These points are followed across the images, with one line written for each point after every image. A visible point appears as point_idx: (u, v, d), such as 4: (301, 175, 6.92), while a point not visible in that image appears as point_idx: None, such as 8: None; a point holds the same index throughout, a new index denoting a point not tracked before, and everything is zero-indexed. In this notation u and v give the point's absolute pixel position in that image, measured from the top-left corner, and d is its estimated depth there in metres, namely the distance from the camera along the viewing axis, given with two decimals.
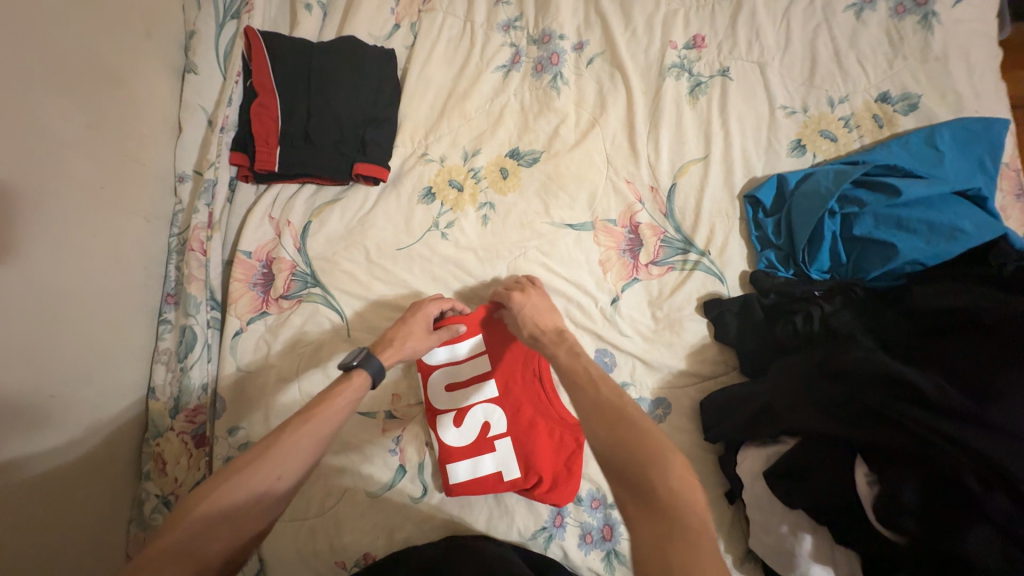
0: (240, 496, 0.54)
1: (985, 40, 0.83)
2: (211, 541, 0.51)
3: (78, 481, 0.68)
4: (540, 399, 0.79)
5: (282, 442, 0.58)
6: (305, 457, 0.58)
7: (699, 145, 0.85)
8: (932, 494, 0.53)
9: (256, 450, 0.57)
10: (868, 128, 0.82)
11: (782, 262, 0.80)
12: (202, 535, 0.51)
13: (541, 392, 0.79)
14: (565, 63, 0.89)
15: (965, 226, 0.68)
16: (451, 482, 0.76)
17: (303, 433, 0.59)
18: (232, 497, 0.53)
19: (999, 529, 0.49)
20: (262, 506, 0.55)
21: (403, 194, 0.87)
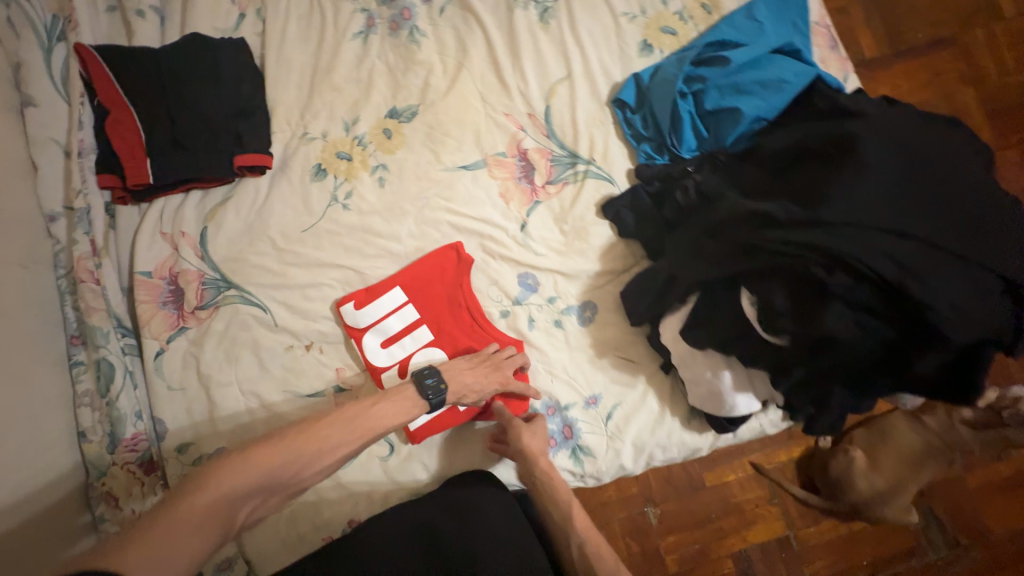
0: (287, 470, 0.59)
1: None
2: (243, 504, 0.56)
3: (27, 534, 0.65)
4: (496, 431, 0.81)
5: (339, 430, 0.64)
6: (339, 451, 0.64)
7: (560, 66, 0.91)
8: (797, 292, 0.60)
9: (320, 430, 0.63)
10: (700, 17, 0.91)
11: (657, 151, 0.88)
12: (239, 498, 0.55)
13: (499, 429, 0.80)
14: (418, 16, 0.92)
15: (788, 77, 0.78)
16: (412, 429, 0.80)
17: (361, 430, 0.66)
18: (280, 470, 0.58)
19: (846, 302, 0.57)
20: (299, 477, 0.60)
21: (294, 176, 0.87)
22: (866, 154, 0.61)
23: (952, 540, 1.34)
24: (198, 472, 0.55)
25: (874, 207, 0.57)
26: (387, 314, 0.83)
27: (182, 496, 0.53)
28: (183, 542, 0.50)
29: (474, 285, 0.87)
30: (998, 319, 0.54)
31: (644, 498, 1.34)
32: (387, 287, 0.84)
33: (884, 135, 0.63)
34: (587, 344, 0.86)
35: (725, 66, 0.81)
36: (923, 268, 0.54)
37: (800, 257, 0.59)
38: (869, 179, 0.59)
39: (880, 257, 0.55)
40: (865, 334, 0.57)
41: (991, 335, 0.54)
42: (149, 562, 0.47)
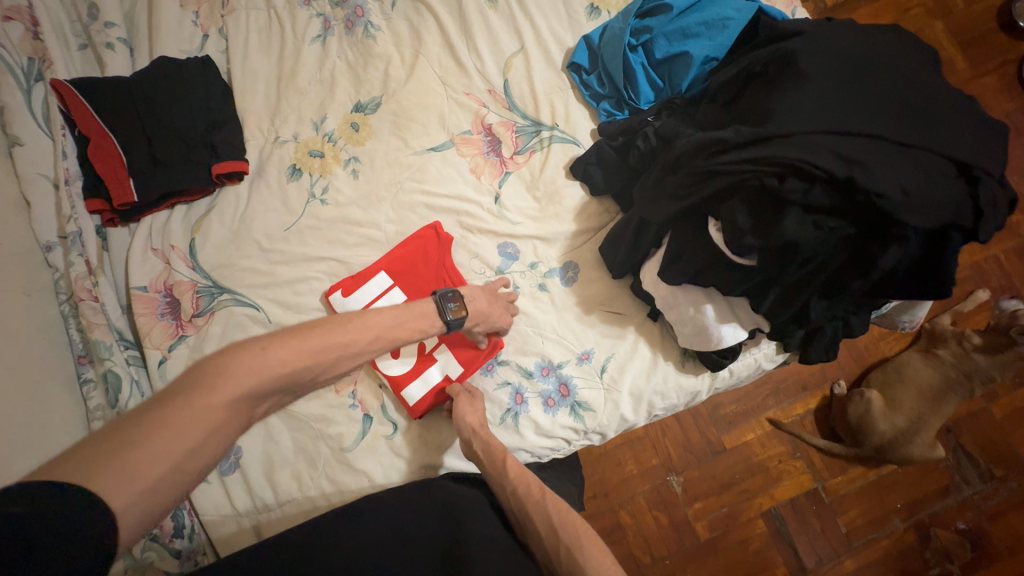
0: (305, 372, 0.56)
1: None
2: (259, 402, 0.52)
3: None
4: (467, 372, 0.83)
5: (355, 336, 0.61)
6: (351, 358, 0.61)
7: (514, 40, 0.94)
8: (755, 207, 0.63)
9: (336, 334, 0.59)
10: None
11: (617, 107, 0.90)
12: (256, 399, 0.51)
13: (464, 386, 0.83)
14: (371, 12, 0.95)
15: (731, 13, 0.80)
16: (411, 405, 0.83)
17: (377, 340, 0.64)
18: (297, 370, 0.55)
19: (802, 206, 0.59)
20: (317, 379, 0.58)
21: (271, 179, 0.90)
22: (806, 66, 0.63)
23: (986, 471, 1.31)
24: (213, 366, 0.50)
25: (817, 112, 0.60)
26: (376, 298, 0.85)
27: (200, 391, 0.48)
28: (206, 438, 0.47)
29: (456, 258, 0.90)
30: (950, 201, 0.56)
31: (666, 468, 1.31)
32: (372, 270, 0.86)
33: (823, 48, 0.65)
34: (573, 303, 0.88)
35: (669, 14, 0.83)
36: (869, 161, 0.56)
37: (752, 170, 0.61)
38: (810, 88, 0.62)
39: (828, 156, 0.57)
40: (824, 232, 0.59)
41: (945, 216, 0.57)
42: (174, 450, 0.44)
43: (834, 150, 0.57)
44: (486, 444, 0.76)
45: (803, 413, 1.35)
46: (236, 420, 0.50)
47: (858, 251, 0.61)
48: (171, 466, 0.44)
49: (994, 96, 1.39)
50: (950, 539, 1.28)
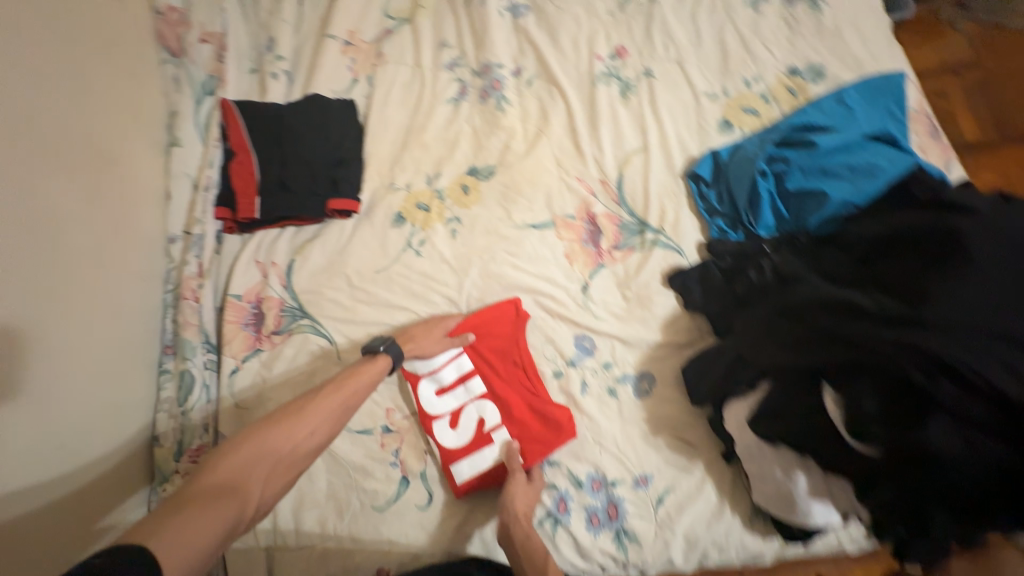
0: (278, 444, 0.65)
1: (868, 12, 0.95)
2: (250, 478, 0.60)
3: (98, 515, 0.73)
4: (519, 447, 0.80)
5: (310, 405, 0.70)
6: (332, 421, 0.71)
7: (637, 138, 0.94)
8: (892, 397, 0.56)
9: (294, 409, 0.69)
10: (784, 99, 0.91)
11: (731, 226, 0.86)
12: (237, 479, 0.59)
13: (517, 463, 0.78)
14: (507, 87, 1.00)
15: (882, 163, 0.75)
16: (457, 482, 0.79)
17: (337, 395, 0.73)
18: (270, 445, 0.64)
19: (951, 415, 0.52)
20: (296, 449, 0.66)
21: (376, 221, 0.94)
22: (977, 252, 0.57)
23: None
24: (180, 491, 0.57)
25: (986, 314, 0.54)
26: (444, 363, 0.85)
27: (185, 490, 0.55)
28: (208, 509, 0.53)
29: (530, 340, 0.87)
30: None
31: None
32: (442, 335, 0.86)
33: (1000, 233, 0.58)
34: (641, 417, 0.82)
35: (812, 149, 0.79)
36: None
37: (895, 356, 0.55)
38: (979, 282, 0.56)
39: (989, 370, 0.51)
40: (975, 453, 0.51)
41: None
42: (178, 527, 0.49)
43: (997, 366, 0.52)
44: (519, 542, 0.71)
45: None
46: (244, 491, 0.58)
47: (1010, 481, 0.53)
48: (196, 538, 0.49)
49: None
50: None
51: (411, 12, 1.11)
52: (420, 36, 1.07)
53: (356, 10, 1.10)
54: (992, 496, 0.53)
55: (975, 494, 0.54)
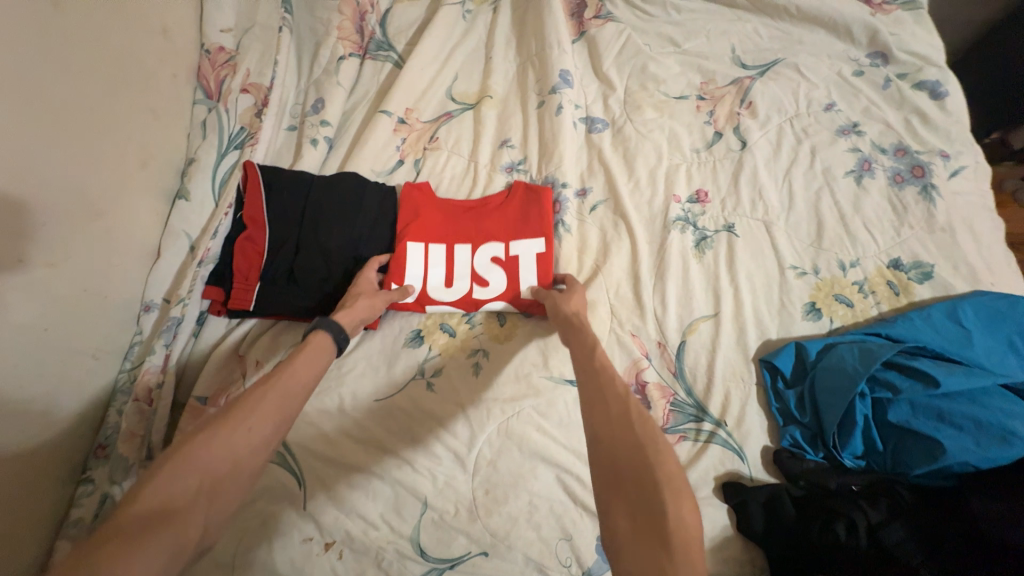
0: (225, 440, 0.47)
1: (986, 212, 0.83)
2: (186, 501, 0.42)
3: None
4: (593, 380, 0.57)
5: (245, 398, 0.51)
6: (277, 434, 0.52)
7: (707, 302, 0.81)
8: None
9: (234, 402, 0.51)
10: (884, 295, 0.79)
11: (810, 442, 0.72)
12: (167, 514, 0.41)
13: (592, 360, 0.60)
14: (568, 209, 0.88)
15: (1016, 426, 0.62)
16: (532, 309, 0.81)
17: (273, 385, 0.53)
18: (208, 452, 0.46)
19: None
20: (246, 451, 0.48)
21: (388, 337, 0.82)
22: None
23: None
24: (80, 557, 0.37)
25: None
26: (425, 266, 0.84)
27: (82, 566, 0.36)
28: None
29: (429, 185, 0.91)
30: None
31: None
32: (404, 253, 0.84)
33: None
34: None
35: (928, 384, 0.67)
36: None
37: None
38: None
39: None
40: None
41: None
42: None
43: None
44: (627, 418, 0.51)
45: None
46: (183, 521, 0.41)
47: None
48: None
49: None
50: None
51: (477, 100, 1.01)
52: (481, 129, 0.97)
53: (418, 88, 1.01)
54: None
55: None
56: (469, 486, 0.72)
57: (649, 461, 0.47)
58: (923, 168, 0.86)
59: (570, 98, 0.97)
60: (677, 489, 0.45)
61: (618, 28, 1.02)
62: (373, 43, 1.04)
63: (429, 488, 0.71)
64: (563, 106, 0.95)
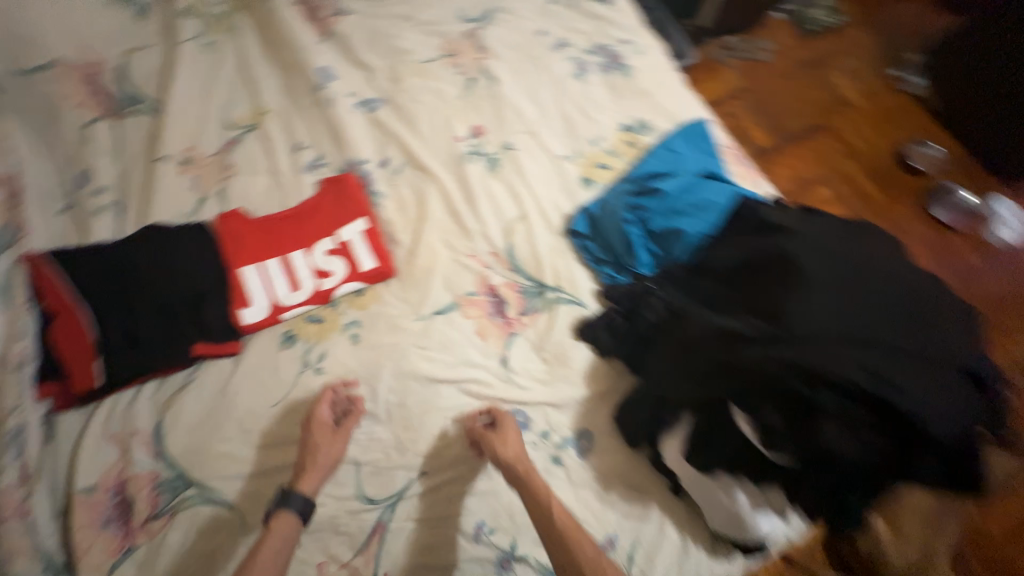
0: None
1: (667, 72, 1.16)
2: None
3: None
4: (533, 500, 0.73)
5: None
6: None
7: (513, 206, 0.99)
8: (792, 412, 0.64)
9: None
10: (627, 151, 1.05)
11: (618, 271, 0.93)
12: None
13: (517, 471, 0.75)
14: (377, 180, 1.00)
15: (716, 197, 0.89)
16: (378, 277, 0.90)
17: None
18: None
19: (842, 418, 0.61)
20: None
21: (261, 350, 0.84)
22: (813, 272, 0.66)
23: None
24: None
25: (832, 319, 0.62)
26: (265, 280, 0.88)
27: None
28: None
29: (243, 210, 0.94)
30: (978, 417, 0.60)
31: None
32: (240, 277, 0.87)
33: (821, 247, 0.69)
34: (589, 478, 0.81)
35: (664, 194, 0.91)
36: (892, 375, 0.58)
37: (782, 378, 0.63)
38: (818, 292, 0.65)
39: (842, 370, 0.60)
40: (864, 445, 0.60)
41: (961, 427, 0.60)
42: None
43: (851, 364, 0.60)
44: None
45: None
46: None
47: (897, 452, 0.61)
48: None
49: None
50: None
51: (256, 118, 1.06)
52: (271, 142, 1.03)
53: (190, 125, 1.02)
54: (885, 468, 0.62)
55: (870, 468, 0.62)
56: (390, 429, 0.81)
57: (565, 532, 0.70)
58: (618, 57, 1.16)
59: (340, 90, 1.08)
60: (577, 535, 0.70)
61: (356, 21, 1.15)
62: (120, 99, 1.02)
63: (357, 449, 0.79)
64: (336, 98, 1.06)
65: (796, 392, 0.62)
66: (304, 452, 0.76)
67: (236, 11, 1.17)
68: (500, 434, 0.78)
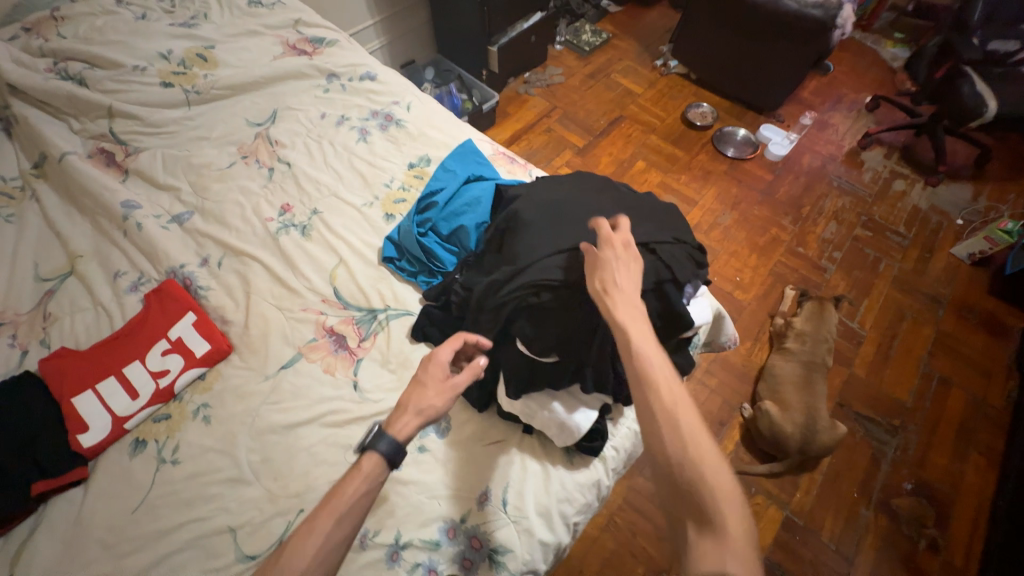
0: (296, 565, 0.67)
1: (435, 115, 1.41)
2: None
3: None
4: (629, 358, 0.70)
5: (307, 525, 0.70)
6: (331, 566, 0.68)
7: (331, 257, 1.13)
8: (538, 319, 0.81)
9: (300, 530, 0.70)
10: (416, 182, 1.25)
11: (431, 275, 1.08)
12: None
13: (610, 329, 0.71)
14: (200, 277, 1.09)
15: (480, 193, 1.11)
16: (217, 357, 0.98)
17: (327, 513, 0.71)
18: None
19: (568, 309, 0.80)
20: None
21: (110, 464, 0.87)
22: (526, 221, 0.90)
23: (890, 425, 1.75)
24: None
25: (540, 247, 0.84)
26: (101, 399, 0.91)
27: None
28: None
29: (65, 347, 0.98)
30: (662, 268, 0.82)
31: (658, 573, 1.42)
32: (72, 406, 0.90)
33: (534, 203, 0.93)
34: (454, 452, 0.91)
35: (440, 206, 1.11)
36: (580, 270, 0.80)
37: (519, 296, 0.81)
38: (530, 233, 0.88)
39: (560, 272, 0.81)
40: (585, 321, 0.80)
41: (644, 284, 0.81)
42: None
43: (554, 270, 0.81)
44: (675, 435, 0.65)
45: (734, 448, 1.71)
46: None
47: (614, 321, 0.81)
48: None
49: (688, 177, 2.41)
50: (910, 504, 1.61)
51: (70, 265, 1.12)
52: (88, 279, 1.08)
53: (0, 292, 1.06)
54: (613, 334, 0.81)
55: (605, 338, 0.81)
56: (260, 485, 0.86)
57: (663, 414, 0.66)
58: (391, 115, 1.39)
59: (146, 214, 1.17)
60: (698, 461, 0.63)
61: (151, 154, 1.28)
62: None
63: (229, 516, 0.83)
64: (141, 222, 1.15)
65: (532, 303, 0.80)
66: (430, 369, 0.83)
67: (35, 181, 1.25)
68: (611, 294, 0.73)
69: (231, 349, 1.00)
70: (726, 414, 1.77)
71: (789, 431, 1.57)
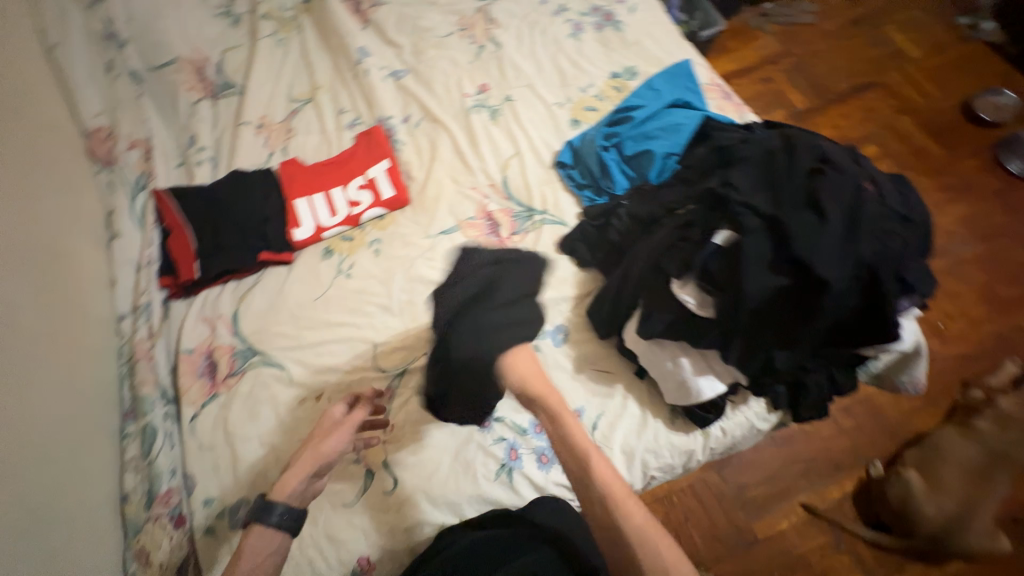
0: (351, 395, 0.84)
1: (659, 24, 1.27)
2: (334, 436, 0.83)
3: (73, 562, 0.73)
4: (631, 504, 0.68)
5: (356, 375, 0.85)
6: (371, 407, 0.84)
7: (510, 146, 1.16)
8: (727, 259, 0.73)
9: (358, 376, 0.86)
10: (614, 94, 1.17)
11: (597, 194, 1.06)
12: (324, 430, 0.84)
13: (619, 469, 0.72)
14: (399, 132, 1.22)
15: (682, 121, 1.00)
16: (396, 203, 1.12)
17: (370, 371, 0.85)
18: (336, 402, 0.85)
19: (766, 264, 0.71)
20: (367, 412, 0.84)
21: (307, 259, 1.10)
22: (747, 159, 0.82)
23: None
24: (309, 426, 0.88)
25: (753, 190, 0.76)
26: (312, 207, 1.13)
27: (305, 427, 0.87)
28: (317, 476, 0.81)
29: (297, 159, 1.21)
30: (888, 265, 0.68)
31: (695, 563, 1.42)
32: (293, 205, 1.13)
33: (758, 145, 0.82)
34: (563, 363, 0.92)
35: (633, 123, 1.04)
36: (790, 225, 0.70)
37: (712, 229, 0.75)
38: (747, 171, 0.79)
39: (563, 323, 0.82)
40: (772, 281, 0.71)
41: (855, 270, 0.68)
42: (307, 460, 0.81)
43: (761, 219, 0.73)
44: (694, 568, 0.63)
45: (840, 498, 1.47)
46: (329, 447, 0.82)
47: (800, 301, 0.71)
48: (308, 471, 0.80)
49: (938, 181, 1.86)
50: None
51: (312, 94, 1.33)
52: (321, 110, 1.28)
53: (264, 100, 1.31)
54: (792, 313, 0.72)
55: (785, 314, 0.72)
56: (401, 320, 1.01)
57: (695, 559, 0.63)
58: (611, 15, 1.29)
59: (374, 64, 1.32)
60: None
61: (389, 9, 1.39)
62: (218, 85, 1.34)
63: (374, 333, 1.00)
64: (369, 70, 1.29)
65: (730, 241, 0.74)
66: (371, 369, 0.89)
67: (303, 14, 1.45)
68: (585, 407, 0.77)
69: (407, 200, 1.13)
70: (849, 462, 1.51)
71: (926, 514, 1.27)
